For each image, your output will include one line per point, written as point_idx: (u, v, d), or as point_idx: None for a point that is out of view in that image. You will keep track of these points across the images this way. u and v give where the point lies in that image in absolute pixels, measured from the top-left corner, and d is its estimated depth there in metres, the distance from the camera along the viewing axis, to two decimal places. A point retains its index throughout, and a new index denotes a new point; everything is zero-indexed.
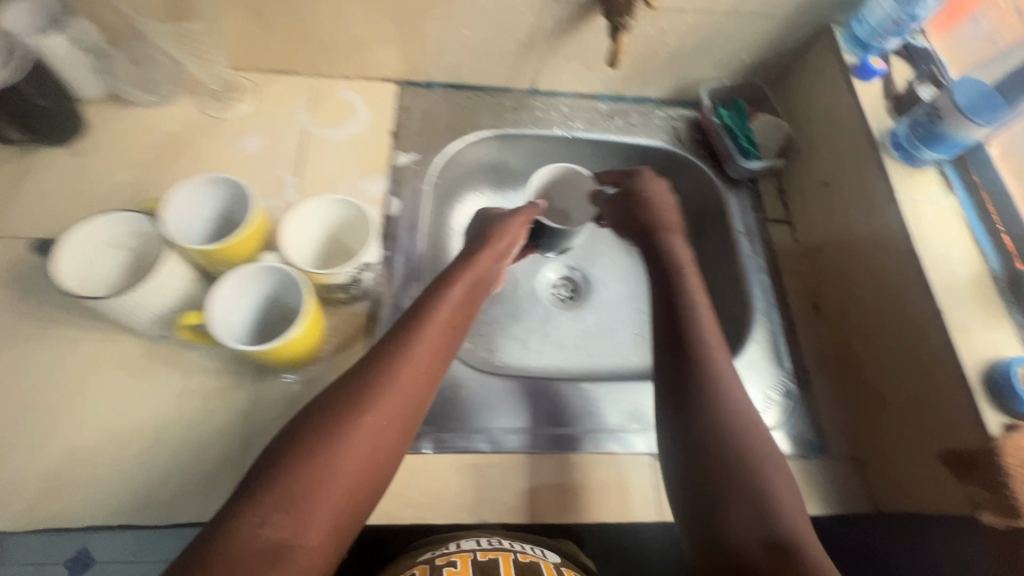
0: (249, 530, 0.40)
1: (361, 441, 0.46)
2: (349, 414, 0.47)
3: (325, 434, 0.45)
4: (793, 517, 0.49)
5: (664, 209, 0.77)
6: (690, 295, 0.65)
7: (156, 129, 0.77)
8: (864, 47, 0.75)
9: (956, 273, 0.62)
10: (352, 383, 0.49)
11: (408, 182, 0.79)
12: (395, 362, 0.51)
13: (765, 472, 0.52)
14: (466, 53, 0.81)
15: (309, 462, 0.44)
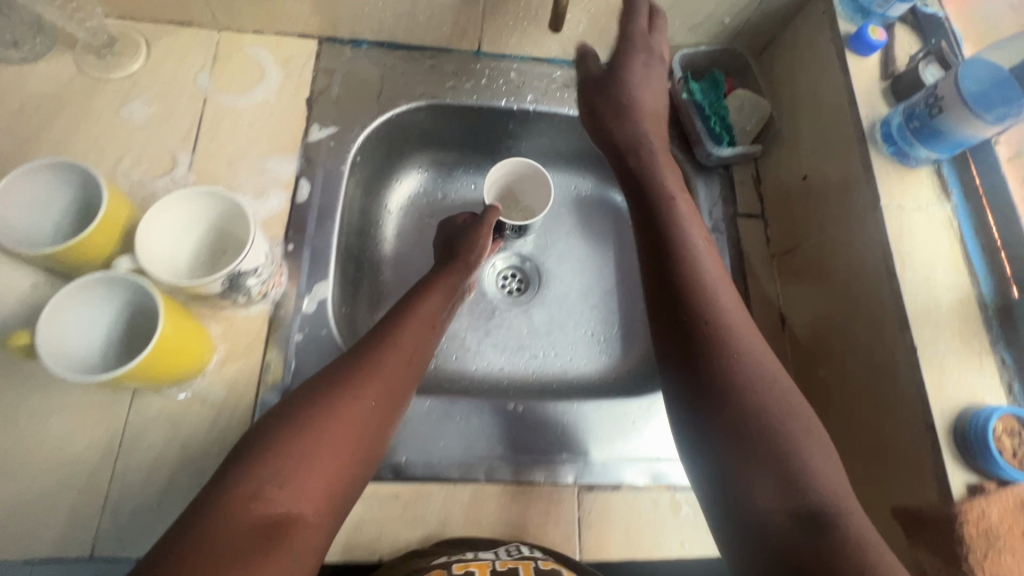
0: (241, 503, 0.40)
1: (347, 421, 0.46)
2: (337, 396, 0.47)
3: (314, 415, 0.45)
4: (824, 480, 0.43)
5: (647, 103, 0.64)
6: (687, 233, 0.56)
7: (24, 89, 0.65)
8: (863, 14, 0.62)
9: (939, 298, 0.53)
10: (340, 368, 0.50)
11: (324, 162, 0.68)
12: (380, 349, 0.52)
13: (791, 428, 0.45)
14: (394, 6, 0.68)
15: (298, 442, 0.44)
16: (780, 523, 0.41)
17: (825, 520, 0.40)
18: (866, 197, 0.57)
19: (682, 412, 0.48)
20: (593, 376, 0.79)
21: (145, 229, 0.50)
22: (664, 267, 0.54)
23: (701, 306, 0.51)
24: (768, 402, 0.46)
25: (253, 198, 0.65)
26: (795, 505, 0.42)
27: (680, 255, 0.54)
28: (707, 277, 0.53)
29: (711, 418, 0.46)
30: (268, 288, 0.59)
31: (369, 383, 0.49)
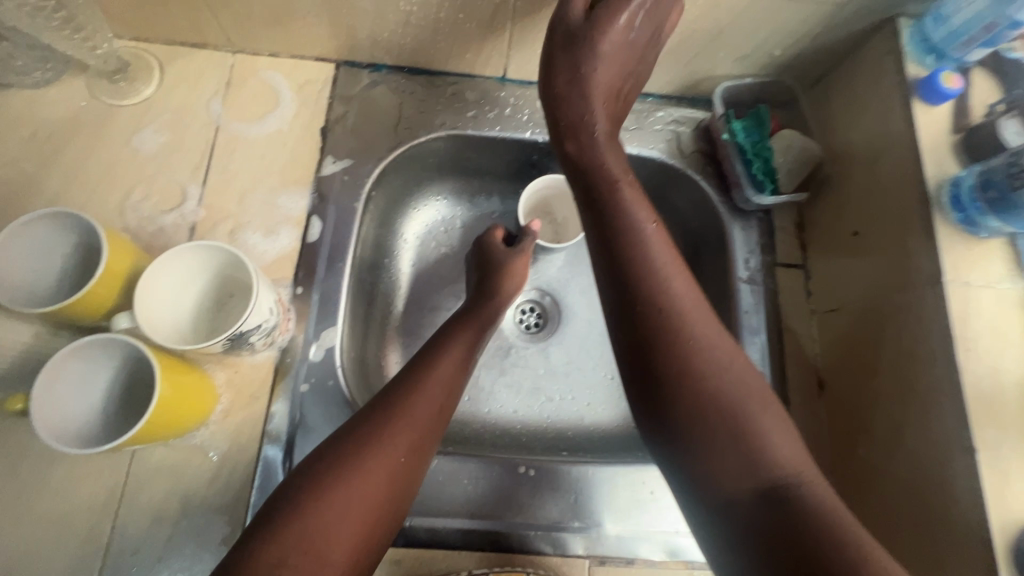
0: (268, 568, 0.39)
1: (369, 480, 0.44)
2: (363, 455, 0.45)
3: (335, 473, 0.44)
4: (777, 453, 0.43)
5: (600, 49, 0.55)
6: (633, 210, 0.52)
7: (36, 116, 0.63)
8: (937, 56, 0.55)
9: (1006, 392, 0.47)
10: (364, 418, 0.48)
11: (337, 198, 0.65)
12: (405, 397, 0.49)
13: (746, 406, 0.45)
14: (415, 32, 0.64)
15: (322, 505, 0.42)
16: (742, 504, 0.42)
17: (783, 495, 0.41)
18: (926, 269, 0.52)
19: (641, 404, 0.47)
20: (610, 427, 0.75)
21: (146, 286, 0.47)
22: (613, 256, 0.50)
23: (648, 292, 0.48)
24: (720, 377, 0.45)
25: (262, 236, 0.63)
26: (758, 480, 0.42)
27: (626, 240, 0.51)
28: (655, 264, 0.49)
29: (668, 411, 0.46)
30: (277, 335, 0.57)
31: (392, 433, 0.47)
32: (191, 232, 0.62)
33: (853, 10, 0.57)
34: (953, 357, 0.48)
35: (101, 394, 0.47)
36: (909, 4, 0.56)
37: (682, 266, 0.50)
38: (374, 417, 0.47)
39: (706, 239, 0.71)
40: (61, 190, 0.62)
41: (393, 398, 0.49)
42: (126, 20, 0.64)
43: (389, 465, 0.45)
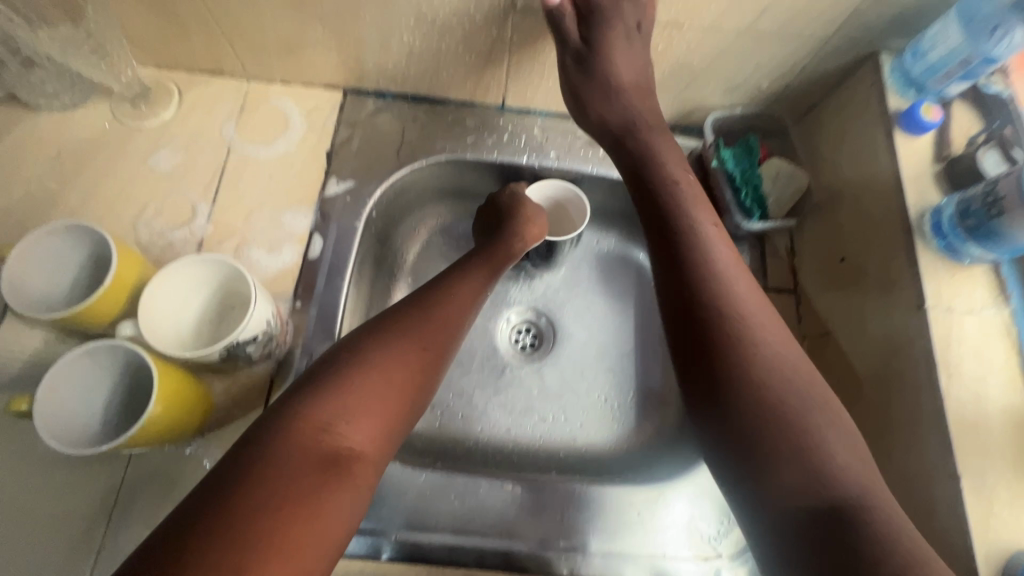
0: (311, 429, 0.43)
1: (393, 364, 0.49)
2: (390, 344, 0.50)
3: (364, 359, 0.48)
4: (834, 462, 0.43)
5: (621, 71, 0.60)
6: (694, 222, 0.55)
7: (62, 137, 0.67)
8: (918, 89, 0.58)
9: (991, 418, 0.47)
10: (389, 319, 0.52)
11: (339, 217, 0.68)
12: (427, 304, 0.54)
13: (805, 421, 0.44)
14: (419, 63, 0.67)
15: (355, 380, 0.46)
16: (795, 515, 0.41)
17: (843, 512, 0.40)
18: (909, 295, 0.52)
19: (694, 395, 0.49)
20: (604, 450, 0.74)
21: (147, 296, 0.51)
22: (675, 268, 0.52)
23: (716, 305, 0.50)
24: (783, 396, 0.45)
25: (266, 252, 0.65)
26: (811, 496, 0.42)
27: (684, 239, 0.54)
28: (715, 278, 0.51)
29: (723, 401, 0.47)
30: (274, 347, 0.59)
31: (416, 332, 0.51)
32: (199, 247, 0.65)
33: (835, 45, 0.60)
34: (936, 382, 0.48)
35: (102, 399, 0.49)
36: (890, 41, 0.59)
37: (745, 267, 0.53)
38: (398, 319, 0.52)
39: None
40: (80, 205, 0.65)
41: (414, 304, 0.54)
42: (150, 49, 0.68)
43: (413, 358, 0.50)
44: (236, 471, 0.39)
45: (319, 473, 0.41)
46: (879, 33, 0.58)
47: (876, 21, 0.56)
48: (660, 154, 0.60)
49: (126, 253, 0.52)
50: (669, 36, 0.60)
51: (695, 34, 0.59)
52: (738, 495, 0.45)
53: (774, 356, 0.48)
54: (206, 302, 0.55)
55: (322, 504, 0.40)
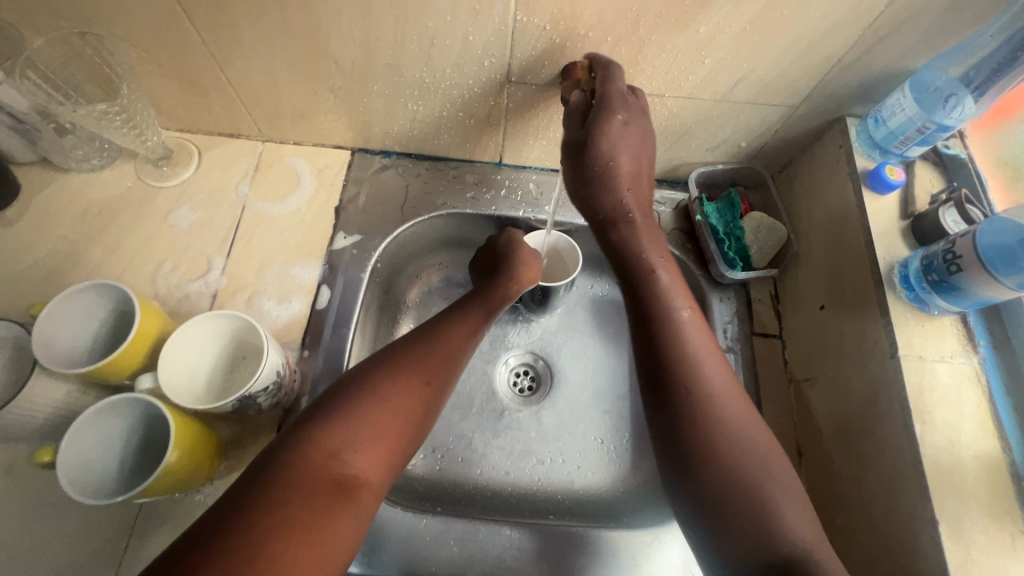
0: (323, 449, 0.46)
1: (399, 392, 0.51)
2: (397, 373, 0.53)
3: (373, 386, 0.51)
4: (789, 527, 0.45)
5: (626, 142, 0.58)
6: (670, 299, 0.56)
7: (89, 196, 0.72)
8: (882, 151, 0.62)
9: (965, 464, 0.49)
10: (397, 350, 0.56)
11: (345, 269, 0.72)
12: (433, 335, 0.58)
13: (768, 485, 0.47)
14: (422, 126, 0.73)
15: (364, 407, 0.49)
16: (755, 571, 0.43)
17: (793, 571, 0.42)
18: (883, 344, 0.55)
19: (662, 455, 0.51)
20: (601, 491, 0.76)
21: (167, 353, 0.54)
22: (647, 337, 0.54)
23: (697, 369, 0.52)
24: (750, 457, 0.48)
25: (276, 302, 0.69)
26: (767, 553, 0.44)
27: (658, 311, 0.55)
28: (691, 341, 0.53)
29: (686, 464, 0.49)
30: (283, 395, 0.61)
31: (420, 363, 0.54)
32: (213, 298, 0.69)
33: (805, 110, 0.65)
34: (911, 428, 0.51)
35: (120, 450, 0.51)
36: (855, 106, 0.64)
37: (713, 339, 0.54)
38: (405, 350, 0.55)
39: None
40: (102, 260, 0.69)
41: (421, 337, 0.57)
42: (174, 115, 0.74)
43: (416, 389, 0.53)
44: (251, 496, 0.41)
45: (327, 497, 0.43)
46: (843, 101, 0.63)
47: (840, 90, 0.62)
48: (647, 227, 0.61)
49: (148, 308, 0.56)
50: (652, 103, 0.65)
51: (675, 102, 0.64)
52: (701, 543, 0.47)
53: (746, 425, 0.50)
54: (217, 355, 0.58)
55: (328, 530, 0.42)
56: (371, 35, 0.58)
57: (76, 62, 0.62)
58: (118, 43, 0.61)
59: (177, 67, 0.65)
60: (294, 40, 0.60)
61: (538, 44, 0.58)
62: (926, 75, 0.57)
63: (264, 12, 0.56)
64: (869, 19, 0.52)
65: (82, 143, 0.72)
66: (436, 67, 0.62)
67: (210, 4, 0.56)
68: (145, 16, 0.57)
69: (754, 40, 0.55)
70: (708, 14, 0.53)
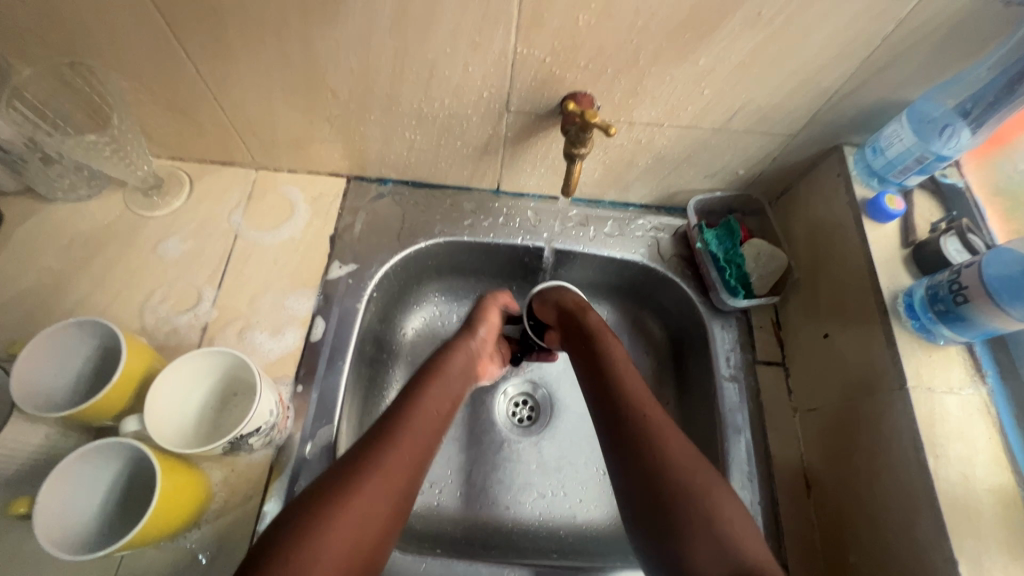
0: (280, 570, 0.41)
1: (359, 498, 0.47)
2: (358, 475, 0.48)
3: (337, 491, 0.47)
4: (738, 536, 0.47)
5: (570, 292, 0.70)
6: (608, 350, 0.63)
7: (75, 226, 0.70)
8: (880, 180, 0.63)
9: (980, 500, 0.48)
10: (363, 444, 0.51)
11: (340, 299, 0.70)
12: (402, 423, 0.54)
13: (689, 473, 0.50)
14: (419, 155, 0.72)
15: (329, 518, 0.45)
16: None
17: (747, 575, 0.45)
18: (891, 374, 0.55)
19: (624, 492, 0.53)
20: (604, 526, 0.74)
21: (155, 393, 0.51)
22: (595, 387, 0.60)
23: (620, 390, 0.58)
24: (677, 454, 0.52)
25: (269, 335, 0.67)
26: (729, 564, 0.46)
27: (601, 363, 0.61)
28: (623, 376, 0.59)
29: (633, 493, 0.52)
30: (275, 433, 0.59)
31: (389, 460, 0.50)
32: (203, 331, 0.66)
33: (803, 139, 0.65)
34: (925, 462, 0.50)
35: (101, 498, 0.49)
36: (851, 136, 0.64)
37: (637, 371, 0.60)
38: (373, 445, 0.51)
39: (691, 336, 0.75)
40: (88, 293, 0.67)
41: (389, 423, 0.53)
42: (165, 144, 0.72)
43: (386, 492, 0.49)
44: None
45: None
46: (840, 130, 0.63)
47: (837, 120, 0.62)
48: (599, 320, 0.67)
49: (135, 346, 0.54)
50: (651, 132, 0.65)
51: (674, 131, 0.64)
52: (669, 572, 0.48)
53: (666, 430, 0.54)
54: (206, 393, 0.56)
55: None
56: (370, 65, 0.58)
57: (65, 91, 0.61)
58: (109, 73, 0.60)
59: (169, 96, 0.64)
60: (291, 70, 0.59)
61: (537, 75, 0.57)
62: (924, 105, 0.58)
63: (260, 43, 0.56)
64: (865, 51, 0.53)
65: (69, 173, 0.69)
66: (434, 96, 0.61)
67: (205, 35, 0.55)
68: (139, 46, 0.57)
69: (753, 71, 0.55)
70: (709, 46, 0.53)
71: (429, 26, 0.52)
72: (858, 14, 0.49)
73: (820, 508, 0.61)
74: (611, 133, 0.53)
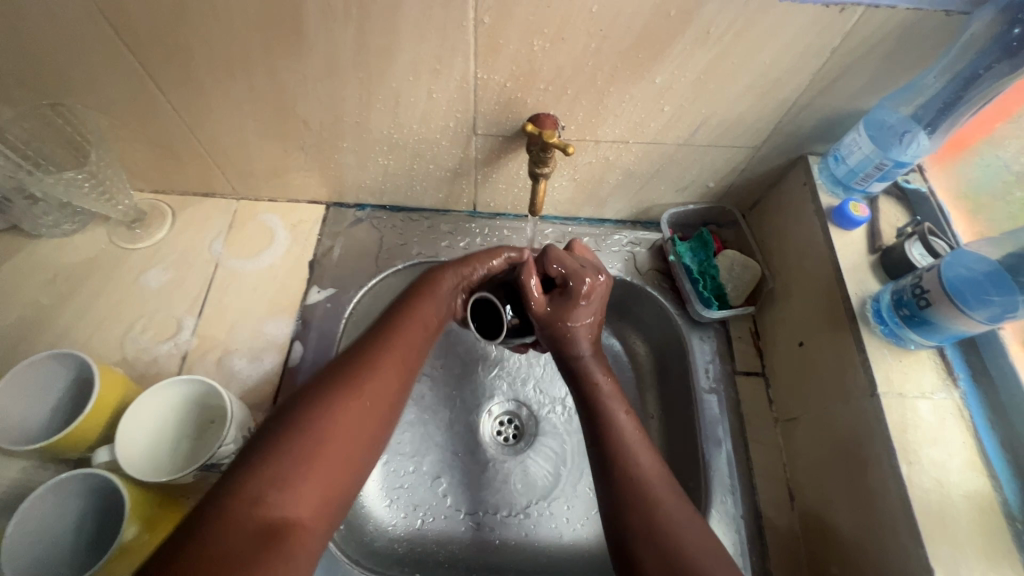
0: (242, 508, 0.40)
1: (351, 412, 0.47)
2: (332, 396, 0.48)
3: (300, 428, 0.45)
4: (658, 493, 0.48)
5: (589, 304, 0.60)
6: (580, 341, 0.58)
7: (59, 262, 0.72)
8: (845, 188, 0.64)
9: (955, 505, 0.48)
10: (328, 380, 0.49)
11: (316, 323, 0.71)
12: (375, 355, 0.52)
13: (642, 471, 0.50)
14: (393, 179, 0.73)
15: (294, 463, 0.43)
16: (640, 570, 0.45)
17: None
18: (862, 382, 0.55)
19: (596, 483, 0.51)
20: (591, 548, 0.71)
21: (127, 420, 0.52)
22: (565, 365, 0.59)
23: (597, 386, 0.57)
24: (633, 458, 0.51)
25: (247, 361, 0.68)
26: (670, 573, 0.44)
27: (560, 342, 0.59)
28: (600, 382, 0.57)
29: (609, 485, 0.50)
30: None
31: (365, 389, 0.49)
32: (182, 360, 0.67)
33: (768, 150, 0.66)
34: (898, 468, 0.50)
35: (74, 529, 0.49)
36: (815, 145, 0.65)
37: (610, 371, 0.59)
38: (343, 381, 0.49)
39: (670, 347, 0.75)
40: (70, 326, 0.68)
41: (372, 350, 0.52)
42: (146, 178, 0.74)
43: (357, 426, 0.47)
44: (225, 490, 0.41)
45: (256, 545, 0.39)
46: (802, 141, 0.65)
47: (800, 130, 0.63)
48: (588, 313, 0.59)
49: (110, 376, 0.55)
50: (618, 148, 0.66)
51: (639, 147, 0.65)
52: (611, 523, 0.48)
53: (605, 384, 0.57)
54: (181, 421, 0.56)
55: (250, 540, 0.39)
56: (337, 95, 0.59)
57: (49, 131, 0.63)
58: (88, 112, 0.62)
59: (147, 131, 0.66)
60: (262, 102, 0.61)
61: (499, 99, 0.59)
62: (880, 114, 0.59)
63: (231, 77, 0.58)
64: (816, 65, 0.54)
65: (53, 211, 0.71)
66: (403, 123, 0.63)
67: (175, 71, 0.57)
68: (115, 84, 0.59)
69: (709, 88, 0.57)
70: (662, 65, 0.54)
71: (390, 56, 0.54)
72: (805, 29, 0.50)
73: (802, 517, 0.61)
74: (569, 153, 0.56)
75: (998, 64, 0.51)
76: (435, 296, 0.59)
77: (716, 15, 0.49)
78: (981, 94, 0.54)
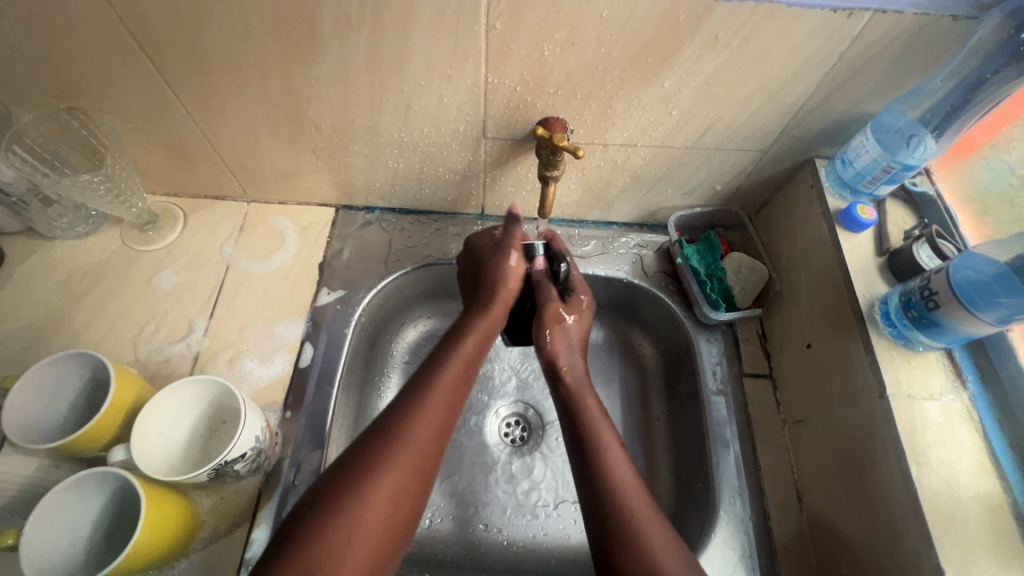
0: None
1: (390, 479, 0.47)
2: (369, 467, 0.47)
3: (337, 506, 0.44)
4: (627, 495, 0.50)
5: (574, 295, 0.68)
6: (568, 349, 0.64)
7: (72, 263, 0.72)
8: (852, 190, 0.64)
9: (965, 506, 0.48)
10: (364, 450, 0.48)
11: (326, 324, 0.71)
12: (414, 415, 0.50)
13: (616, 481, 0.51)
14: (403, 182, 0.74)
15: (331, 537, 0.43)
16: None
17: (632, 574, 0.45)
18: (870, 383, 0.55)
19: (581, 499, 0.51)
20: None
21: (144, 420, 0.53)
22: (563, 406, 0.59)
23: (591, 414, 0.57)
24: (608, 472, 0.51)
25: (258, 362, 0.68)
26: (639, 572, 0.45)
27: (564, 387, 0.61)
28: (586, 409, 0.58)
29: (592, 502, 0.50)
30: (262, 460, 0.60)
31: (404, 451, 0.48)
32: (194, 360, 0.68)
33: (775, 153, 0.67)
34: (907, 470, 0.50)
35: (89, 528, 0.50)
36: (822, 149, 0.66)
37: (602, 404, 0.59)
38: (379, 448, 0.48)
39: (678, 349, 0.75)
40: (83, 326, 0.68)
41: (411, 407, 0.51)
42: (159, 181, 0.75)
43: (396, 491, 0.47)
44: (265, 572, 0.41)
45: None
46: (809, 144, 0.65)
47: (807, 133, 0.63)
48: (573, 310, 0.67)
49: (126, 376, 0.55)
50: (626, 152, 0.67)
51: (648, 151, 0.66)
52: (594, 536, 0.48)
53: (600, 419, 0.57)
54: (196, 421, 0.57)
55: None
56: (349, 99, 0.60)
57: (65, 135, 0.64)
58: (104, 116, 0.63)
59: (161, 134, 0.66)
60: (275, 106, 0.62)
61: (509, 103, 0.60)
62: (887, 117, 0.60)
63: (246, 81, 0.58)
64: (823, 69, 0.54)
65: (68, 212, 0.72)
66: (413, 127, 0.64)
67: (191, 75, 0.58)
68: (130, 88, 0.60)
69: (717, 91, 0.57)
70: (671, 69, 0.55)
71: (402, 60, 0.55)
72: (813, 33, 0.51)
73: (810, 519, 0.61)
74: (579, 156, 0.57)
75: (1006, 68, 0.52)
76: (476, 340, 0.59)
77: (725, 20, 0.49)
78: (988, 98, 0.55)
